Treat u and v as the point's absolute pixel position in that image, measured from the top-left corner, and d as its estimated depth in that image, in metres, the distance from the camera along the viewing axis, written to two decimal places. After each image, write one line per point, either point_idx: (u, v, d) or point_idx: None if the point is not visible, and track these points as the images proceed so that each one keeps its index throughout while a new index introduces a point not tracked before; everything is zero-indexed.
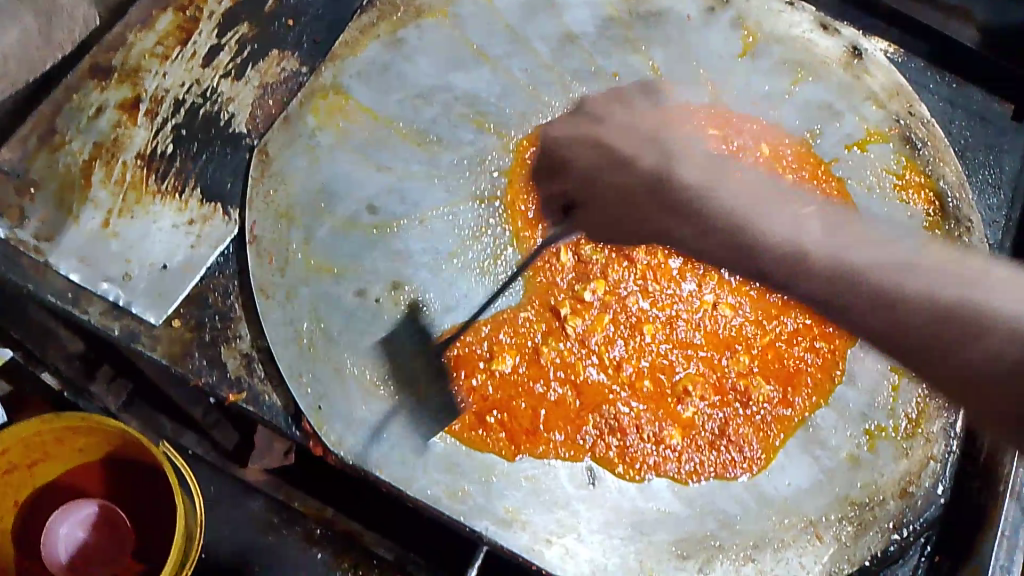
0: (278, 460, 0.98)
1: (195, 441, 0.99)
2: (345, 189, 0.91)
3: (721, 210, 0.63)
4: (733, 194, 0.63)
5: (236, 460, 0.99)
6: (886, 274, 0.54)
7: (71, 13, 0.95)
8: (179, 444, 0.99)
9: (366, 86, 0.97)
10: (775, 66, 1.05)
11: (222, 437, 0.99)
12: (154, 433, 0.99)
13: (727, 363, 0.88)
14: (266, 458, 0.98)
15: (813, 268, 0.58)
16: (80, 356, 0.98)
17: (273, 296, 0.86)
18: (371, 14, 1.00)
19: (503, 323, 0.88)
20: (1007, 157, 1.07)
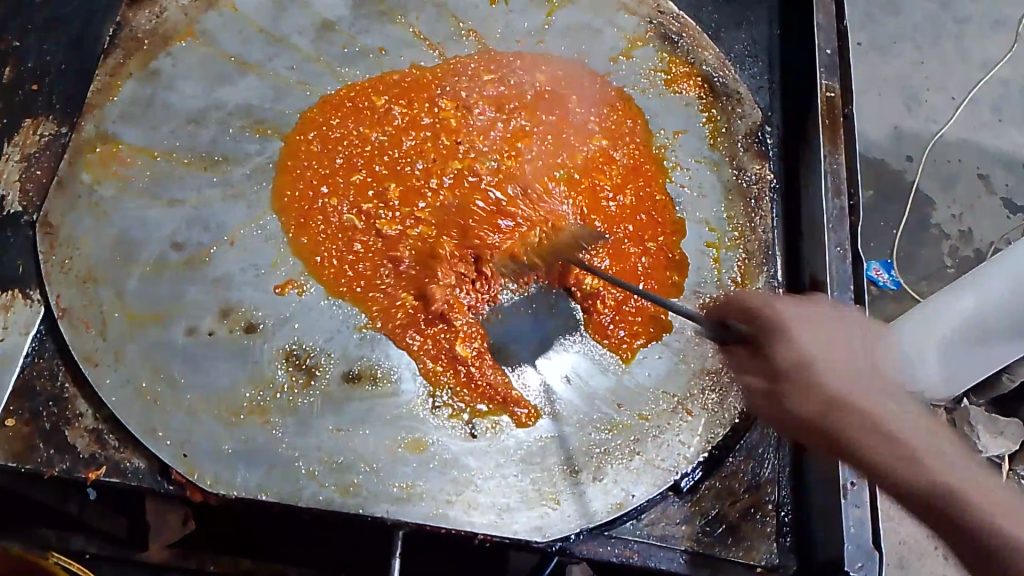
0: (177, 532, 0.95)
1: (85, 541, 0.94)
2: (142, 235, 0.89)
3: (881, 435, 0.56)
4: (952, 463, 0.54)
5: (135, 545, 0.95)
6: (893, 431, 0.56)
7: None
8: (69, 548, 0.94)
9: (134, 128, 0.94)
10: (527, 2, 1.09)
11: (112, 527, 0.94)
12: (38, 548, 0.92)
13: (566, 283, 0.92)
14: (163, 534, 0.94)
15: (938, 480, 0.54)
16: None
17: (102, 362, 0.83)
18: (117, 55, 0.97)
19: (345, 311, 0.89)
20: (758, 31, 1.14)
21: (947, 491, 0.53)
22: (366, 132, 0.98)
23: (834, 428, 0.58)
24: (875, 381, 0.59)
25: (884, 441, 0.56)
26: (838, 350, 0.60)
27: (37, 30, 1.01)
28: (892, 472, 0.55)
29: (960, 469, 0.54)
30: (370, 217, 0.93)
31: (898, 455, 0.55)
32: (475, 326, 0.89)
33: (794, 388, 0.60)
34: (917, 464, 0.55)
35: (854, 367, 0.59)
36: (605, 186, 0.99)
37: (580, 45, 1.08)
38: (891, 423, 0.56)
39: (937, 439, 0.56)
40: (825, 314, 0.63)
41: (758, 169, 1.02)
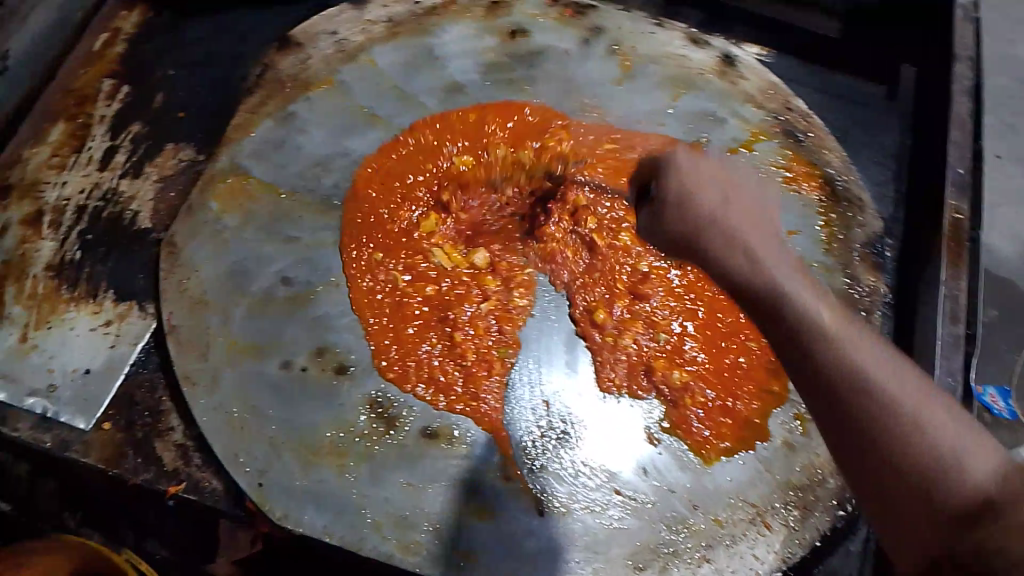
0: (245, 550, 0.96)
1: (159, 544, 0.96)
2: (256, 265, 0.93)
3: (810, 337, 0.60)
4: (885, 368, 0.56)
5: (201, 555, 0.96)
6: (846, 374, 0.56)
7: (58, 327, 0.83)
8: (144, 551, 0.96)
9: (264, 164, 0.99)
10: (653, 84, 1.10)
11: (185, 536, 0.95)
12: (117, 543, 0.97)
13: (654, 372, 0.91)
14: (232, 550, 0.96)
15: (906, 426, 0.53)
16: (30, 479, 0.97)
17: (199, 383, 0.86)
18: (258, 95, 1.03)
19: (415, 371, 0.89)
20: (888, 138, 1.12)
21: (811, 366, 0.59)
22: (462, 196, 1.00)
23: (783, 318, 0.62)
24: (800, 285, 0.63)
25: (818, 374, 0.58)
26: (720, 227, 0.69)
27: (192, 63, 1.08)
28: (862, 406, 0.55)
29: (875, 368, 0.56)
30: (451, 282, 0.95)
31: (795, 330, 0.61)
32: (556, 403, 0.89)
33: (673, 225, 0.72)
34: (842, 362, 0.57)
35: (788, 290, 0.63)
36: (710, 278, 0.97)
37: (703, 133, 1.07)
38: (846, 349, 0.58)
39: (895, 367, 0.56)
40: (728, 185, 0.72)
41: (871, 281, 0.98)
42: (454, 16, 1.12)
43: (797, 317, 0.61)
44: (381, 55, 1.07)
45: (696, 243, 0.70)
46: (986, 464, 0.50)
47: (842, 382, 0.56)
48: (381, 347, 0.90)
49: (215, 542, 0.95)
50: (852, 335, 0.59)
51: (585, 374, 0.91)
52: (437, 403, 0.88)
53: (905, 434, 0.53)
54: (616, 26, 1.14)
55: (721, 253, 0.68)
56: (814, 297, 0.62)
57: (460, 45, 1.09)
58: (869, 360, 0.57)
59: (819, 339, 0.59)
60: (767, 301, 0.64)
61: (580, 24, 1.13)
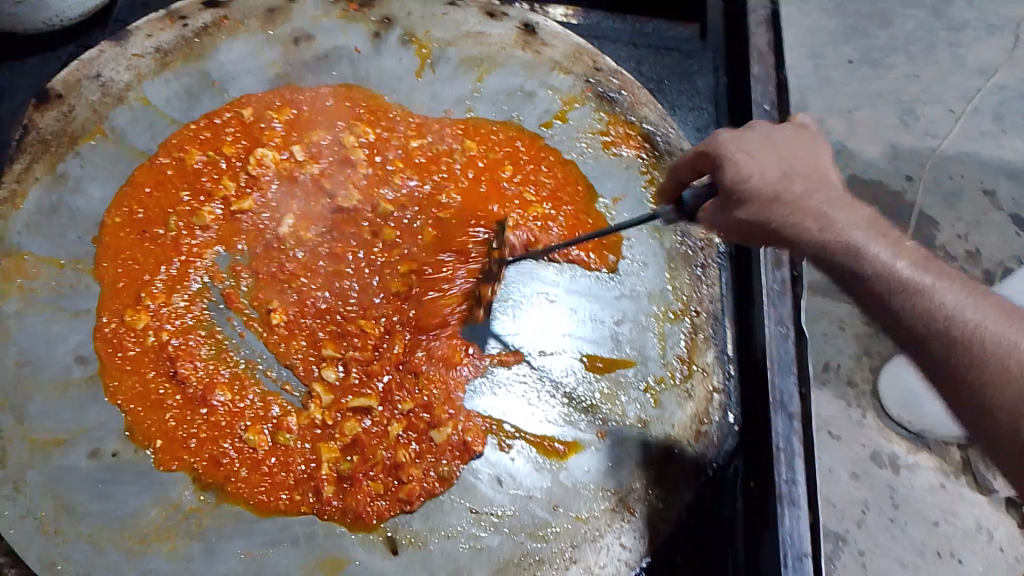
0: None
1: None
2: (47, 353, 0.84)
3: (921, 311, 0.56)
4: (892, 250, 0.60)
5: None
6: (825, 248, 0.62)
7: None
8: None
9: (41, 236, 0.89)
10: (455, 69, 1.03)
11: None
12: None
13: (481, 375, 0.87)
14: None
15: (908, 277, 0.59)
16: None
17: (1, 493, 0.78)
18: (23, 160, 0.92)
19: (234, 435, 0.83)
20: (703, 79, 1.09)
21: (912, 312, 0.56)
22: (261, 232, 0.93)
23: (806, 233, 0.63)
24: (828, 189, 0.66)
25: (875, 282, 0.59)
26: (771, 169, 0.67)
27: None
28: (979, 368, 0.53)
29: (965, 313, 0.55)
30: (272, 327, 0.88)
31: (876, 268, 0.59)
32: (389, 425, 0.84)
33: (737, 205, 0.67)
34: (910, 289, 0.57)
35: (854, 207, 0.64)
36: (541, 263, 0.94)
37: (512, 110, 1.02)
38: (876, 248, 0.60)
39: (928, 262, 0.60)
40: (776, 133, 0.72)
41: (704, 233, 0.95)
42: (230, 30, 1.01)
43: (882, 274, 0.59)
44: (154, 91, 0.97)
45: (752, 234, 0.67)
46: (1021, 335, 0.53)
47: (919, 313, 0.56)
48: (190, 419, 0.83)
49: None
50: (857, 217, 0.62)
51: (417, 392, 0.86)
52: (261, 464, 0.82)
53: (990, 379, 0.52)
54: (406, 12, 1.05)
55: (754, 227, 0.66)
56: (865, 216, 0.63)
57: (240, 64, 1.00)
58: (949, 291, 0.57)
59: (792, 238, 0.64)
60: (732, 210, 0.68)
61: (370, 17, 1.04)
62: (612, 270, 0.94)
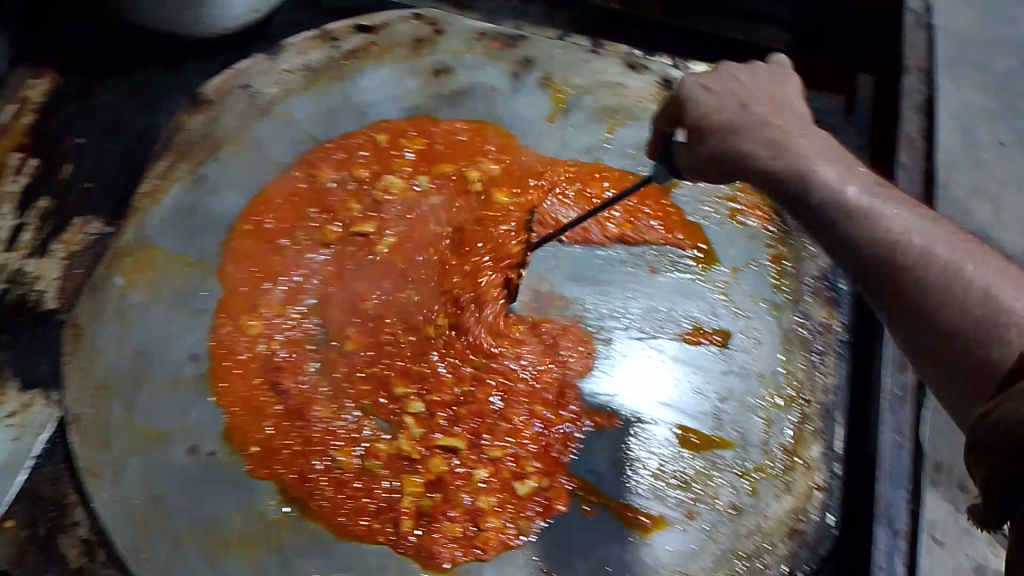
0: None
1: None
2: (162, 346, 0.88)
3: (870, 240, 0.57)
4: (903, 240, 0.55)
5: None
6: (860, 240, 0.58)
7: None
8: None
9: (174, 234, 0.94)
10: (588, 116, 1.03)
11: None
12: None
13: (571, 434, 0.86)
14: None
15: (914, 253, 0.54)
16: None
17: (102, 475, 0.83)
18: (168, 158, 0.98)
19: (326, 453, 0.84)
20: (845, 155, 1.04)
21: (890, 268, 0.55)
22: (375, 254, 0.94)
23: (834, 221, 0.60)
24: (820, 142, 0.67)
25: (869, 222, 0.58)
26: (754, 133, 0.69)
27: (100, 127, 1.01)
28: (933, 308, 0.51)
29: (945, 252, 0.53)
30: (375, 357, 0.88)
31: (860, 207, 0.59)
32: (473, 469, 0.83)
33: (716, 154, 0.71)
34: (878, 233, 0.57)
35: (853, 172, 0.63)
36: (648, 326, 0.92)
37: (641, 164, 1.01)
38: (874, 206, 0.59)
39: (899, 200, 0.59)
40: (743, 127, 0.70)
41: (824, 318, 0.92)
42: (375, 55, 1.05)
43: (879, 221, 0.58)
44: (297, 106, 1.02)
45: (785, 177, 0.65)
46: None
47: (873, 246, 0.57)
48: (285, 431, 0.85)
49: None
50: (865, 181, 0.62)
51: (505, 438, 0.85)
52: (345, 488, 0.82)
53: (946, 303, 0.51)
54: (547, 55, 1.07)
55: (785, 196, 0.64)
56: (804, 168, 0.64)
57: (380, 90, 1.03)
58: (919, 231, 0.55)
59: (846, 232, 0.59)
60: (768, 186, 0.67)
61: (510, 57, 1.06)
62: (721, 345, 0.91)
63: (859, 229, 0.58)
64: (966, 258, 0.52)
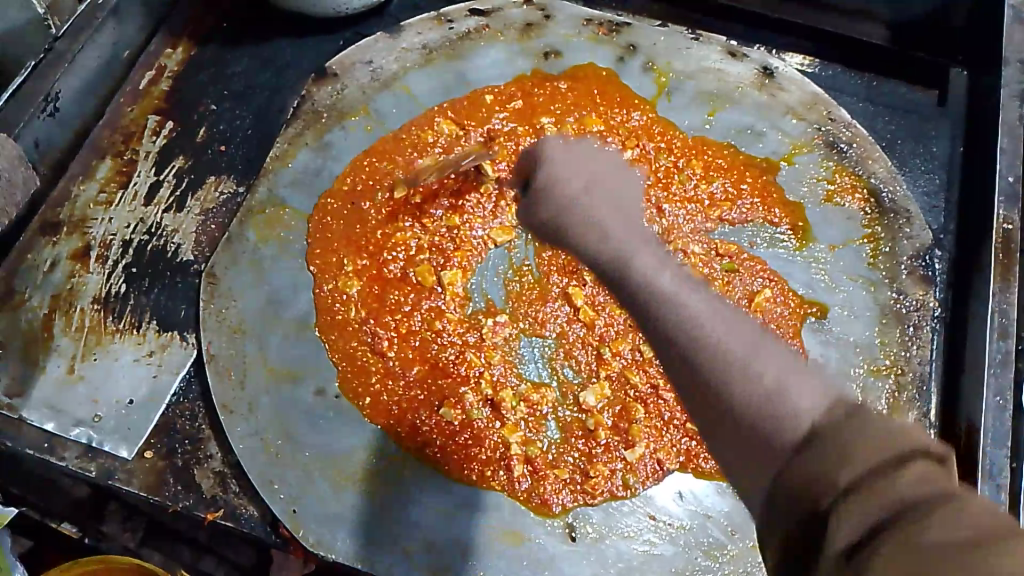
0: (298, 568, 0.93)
1: (215, 565, 0.97)
2: (292, 296, 0.94)
3: (721, 359, 0.53)
4: (751, 357, 0.52)
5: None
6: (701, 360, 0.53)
7: (127, 380, 0.91)
8: (202, 570, 0.97)
9: (302, 193, 1.00)
10: (691, 99, 1.08)
11: (240, 556, 0.97)
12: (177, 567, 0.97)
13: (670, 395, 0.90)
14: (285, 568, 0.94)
15: (761, 391, 0.50)
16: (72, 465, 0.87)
17: (236, 411, 0.88)
18: (297, 125, 1.04)
19: (438, 404, 0.89)
20: (938, 143, 1.08)
21: (700, 387, 0.53)
22: (484, 218, 0.99)
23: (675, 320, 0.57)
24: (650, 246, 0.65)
25: (683, 331, 0.56)
26: (598, 202, 0.69)
27: (232, 96, 1.10)
28: (731, 394, 0.51)
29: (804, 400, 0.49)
30: (486, 319, 0.94)
31: (747, 349, 0.53)
32: (582, 426, 0.89)
33: (569, 231, 0.69)
34: (728, 362, 0.52)
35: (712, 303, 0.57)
36: (750, 299, 0.95)
37: (740, 145, 1.05)
38: (730, 343, 0.53)
39: (723, 316, 0.56)
40: (598, 154, 0.74)
41: (920, 295, 0.95)
42: (488, 37, 1.11)
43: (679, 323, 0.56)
44: (415, 81, 1.08)
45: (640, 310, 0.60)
46: (814, 400, 0.49)
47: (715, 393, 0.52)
48: (400, 381, 0.90)
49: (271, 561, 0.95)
50: (750, 330, 0.54)
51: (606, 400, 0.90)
52: (459, 434, 0.88)
53: (784, 433, 0.48)
54: (651, 42, 1.12)
55: (603, 273, 0.66)
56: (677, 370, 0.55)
57: (492, 69, 1.10)
58: (722, 329, 0.54)
59: (685, 335, 0.55)
60: (641, 306, 0.60)
61: (615, 42, 1.12)
62: (817, 317, 0.95)
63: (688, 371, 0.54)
64: (763, 361, 0.52)
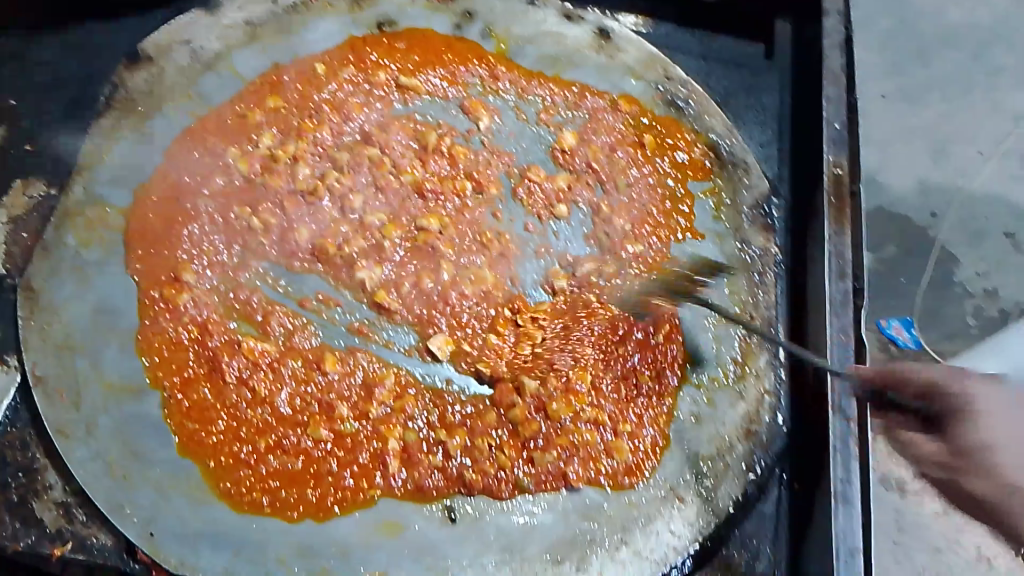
0: None
1: None
2: (127, 303, 0.87)
3: (996, 456, 0.59)
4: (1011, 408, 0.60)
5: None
6: (905, 376, 0.65)
7: None
8: None
9: (127, 189, 0.92)
10: (532, 63, 1.07)
11: None
12: None
13: (535, 362, 0.90)
14: None
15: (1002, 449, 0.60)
16: None
17: (74, 434, 0.81)
18: (112, 116, 0.96)
19: (292, 402, 0.85)
20: (769, 94, 1.12)
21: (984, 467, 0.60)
22: (332, 201, 0.96)
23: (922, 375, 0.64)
24: (1014, 421, 0.59)
25: (911, 373, 0.65)
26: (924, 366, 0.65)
27: (36, 89, 0.99)
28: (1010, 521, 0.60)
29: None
30: (340, 309, 0.91)
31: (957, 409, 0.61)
32: (447, 407, 0.88)
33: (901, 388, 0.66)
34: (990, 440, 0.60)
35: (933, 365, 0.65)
36: (609, 262, 0.97)
37: (582, 106, 1.06)
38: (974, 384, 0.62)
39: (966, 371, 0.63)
40: None
41: (762, 242, 0.99)
42: (318, 9, 1.06)
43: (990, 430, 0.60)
44: (242, 61, 1.02)
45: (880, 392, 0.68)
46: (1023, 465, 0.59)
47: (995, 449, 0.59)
48: (258, 383, 0.86)
49: None
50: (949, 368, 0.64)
51: (465, 389, 0.89)
52: (328, 428, 0.85)
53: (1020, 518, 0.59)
54: (487, 8, 1.09)
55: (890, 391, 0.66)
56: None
57: (324, 44, 1.05)
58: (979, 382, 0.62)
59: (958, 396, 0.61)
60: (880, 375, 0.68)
61: (450, 10, 1.09)
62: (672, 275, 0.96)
63: (977, 445, 0.60)
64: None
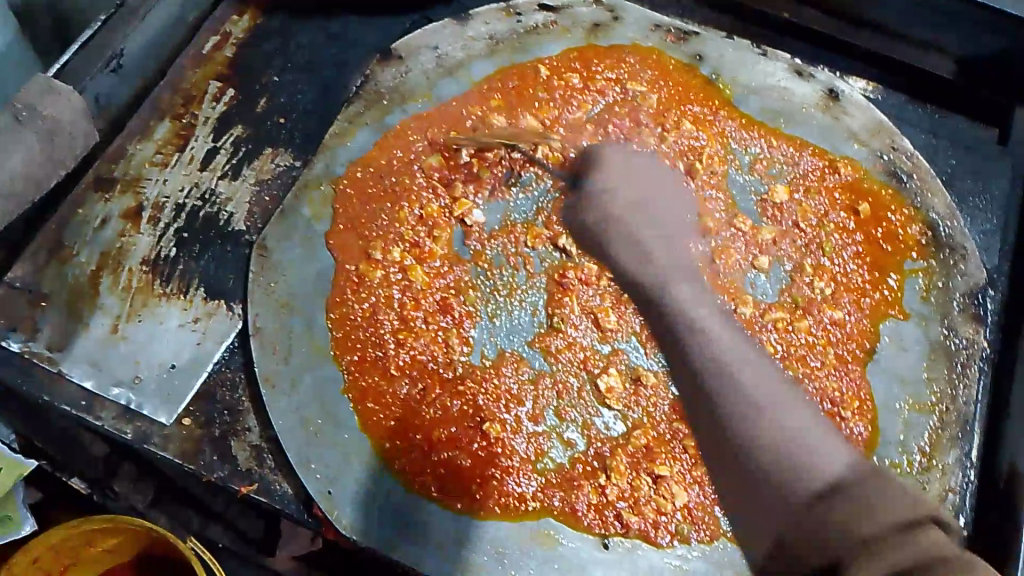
0: (306, 545, 0.96)
1: (221, 532, 0.97)
2: (342, 276, 0.94)
3: (746, 416, 0.65)
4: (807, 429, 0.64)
5: (263, 550, 0.98)
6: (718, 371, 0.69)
7: (172, 343, 0.91)
8: (207, 535, 0.97)
9: (361, 173, 1.00)
10: (754, 114, 1.07)
11: (248, 526, 0.97)
12: (182, 528, 0.97)
13: None
14: (293, 545, 0.96)
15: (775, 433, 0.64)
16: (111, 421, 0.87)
17: (279, 385, 0.88)
18: (359, 104, 1.04)
19: (463, 404, 0.89)
20: (997, 180, 1.07)
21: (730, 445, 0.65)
22: (547, 216, 0.99)
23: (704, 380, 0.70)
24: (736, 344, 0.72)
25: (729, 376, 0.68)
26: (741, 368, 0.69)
27: (296, 68, 1.09)
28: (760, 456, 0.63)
29: (796, 421, 0.64)
30: (537, 319, 0.94)
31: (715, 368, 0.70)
32: (621, 438, 0.89)
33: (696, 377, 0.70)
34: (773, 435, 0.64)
35: (779, 388, 0.67)
36: (808, 322, 0.95)
37: (801, 162, 1.04)
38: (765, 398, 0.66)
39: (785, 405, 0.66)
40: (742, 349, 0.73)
41: (971, 334, 0.95)
42: (556, 33, 1.11)
43: (703, 353, 0.72)
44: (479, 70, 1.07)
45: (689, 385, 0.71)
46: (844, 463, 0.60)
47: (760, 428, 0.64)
48: (446, 376, 0.90)
49: (278, 535, 0.96)
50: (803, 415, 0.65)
51: (617, 411, 0.91)
52: (500, 431, 0.88)
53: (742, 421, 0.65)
54: (719, 54, 1.11)
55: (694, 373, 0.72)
56: (788, 395, 0.68)
57: (559, 65, 1.09)
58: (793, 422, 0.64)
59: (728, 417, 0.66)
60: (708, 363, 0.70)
61: (682, 50, 1.11)
62: (870, 356, 0.94)
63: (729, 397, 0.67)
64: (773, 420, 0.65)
